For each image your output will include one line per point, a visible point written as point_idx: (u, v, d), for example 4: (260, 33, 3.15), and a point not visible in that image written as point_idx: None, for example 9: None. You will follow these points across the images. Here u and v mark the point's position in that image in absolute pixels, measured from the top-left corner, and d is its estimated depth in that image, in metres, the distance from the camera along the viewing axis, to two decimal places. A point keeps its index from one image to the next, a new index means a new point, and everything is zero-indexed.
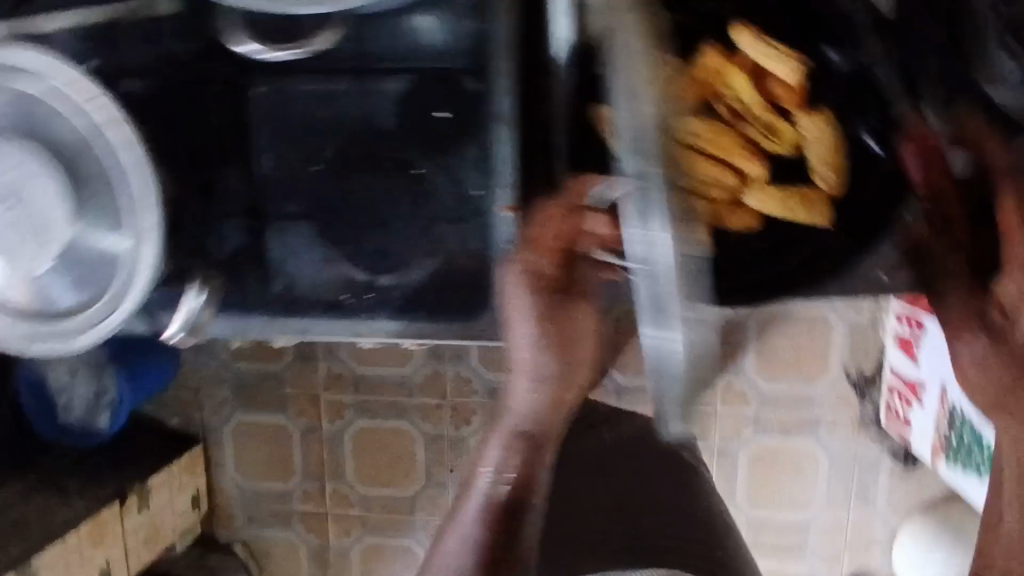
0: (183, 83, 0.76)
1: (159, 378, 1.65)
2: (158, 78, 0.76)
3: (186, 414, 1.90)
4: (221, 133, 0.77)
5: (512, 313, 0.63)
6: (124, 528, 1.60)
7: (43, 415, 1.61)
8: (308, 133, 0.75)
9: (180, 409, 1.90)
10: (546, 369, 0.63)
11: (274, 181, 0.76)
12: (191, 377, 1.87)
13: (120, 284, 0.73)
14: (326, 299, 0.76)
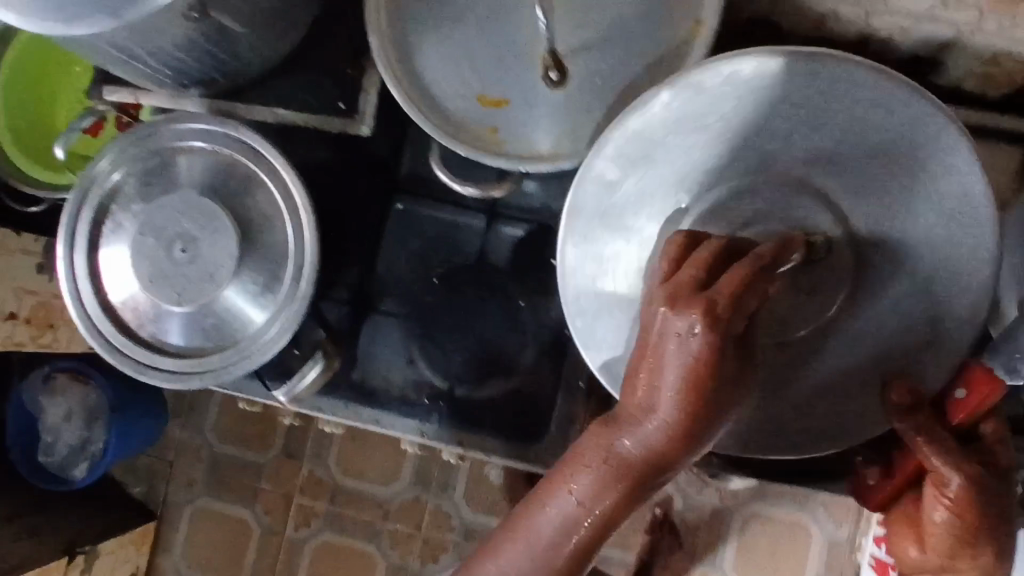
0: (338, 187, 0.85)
1: (145, 436, 1.44)
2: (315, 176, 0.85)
3: (153, 485, 1.54)
4: (352, 227, 0.84)
5: (659, 359, 0.45)
6: None
7: (24, 454, 1.36)
8: (426, 256, 0.86)
9: (149, 480, 1.55)
10: (655, 454, 0.44)
11: (386, 284, 0.86)
12: (171, 447, 1.54)
13: (249, 338, 0.69)
14: (405, 398, 0.84)
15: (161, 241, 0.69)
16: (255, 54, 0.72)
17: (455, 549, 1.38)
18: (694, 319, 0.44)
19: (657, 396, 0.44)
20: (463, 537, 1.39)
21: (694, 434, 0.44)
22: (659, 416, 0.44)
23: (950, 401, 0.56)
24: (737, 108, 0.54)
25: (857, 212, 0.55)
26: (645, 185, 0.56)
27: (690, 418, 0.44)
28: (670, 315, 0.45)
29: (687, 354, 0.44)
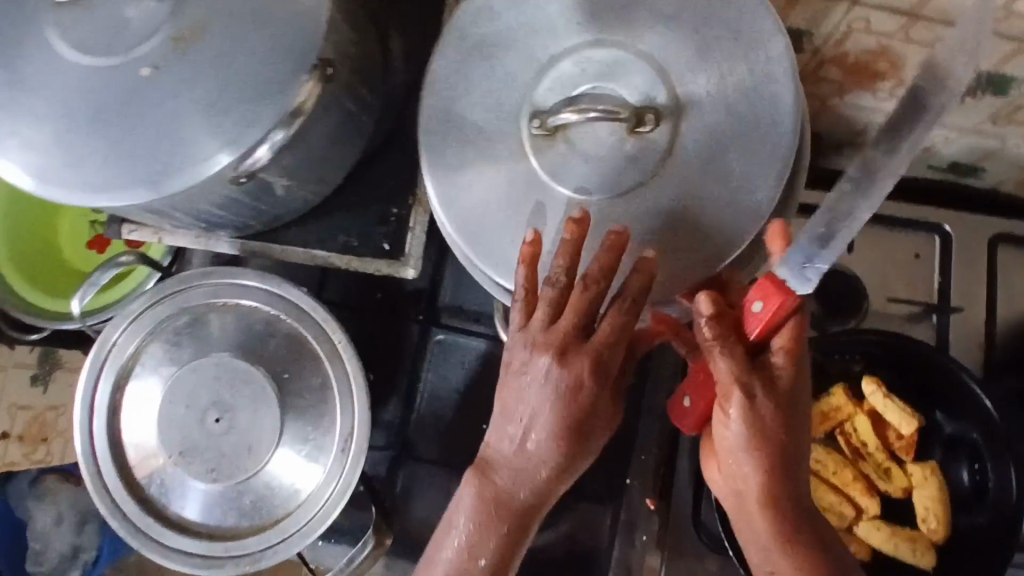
0: (369, 323, 0.81)
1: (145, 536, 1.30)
2: (345, 311, 0.81)
3: None
4: (386, 366, 0.80)
5: (530, 409, 0.53)
6: None
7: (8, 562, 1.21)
8: (464, 393, 0.80)
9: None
10: (526, 491, 0.54)
11: (421, 424, 0.80)
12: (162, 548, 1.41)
13: (292, 513, 0.64)
14: None
15: (194, 412, 0.65)
16: (292, 197, 0.68)
17: None
18: (567, 364, 0.52)
19: (529, 437, 0.53)
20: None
21: (557, 464, 0.53)
22: (525, 444, 0.53)
23: (750, 318, 0.49)
24: (538, 48, 0.60)
25: (693, 124, 0.57)
26: (482, 138, 0.60)
27: (550, 447, 0.53)
28: (539, 359, 0.53)
29: (548, 391, 0.53)
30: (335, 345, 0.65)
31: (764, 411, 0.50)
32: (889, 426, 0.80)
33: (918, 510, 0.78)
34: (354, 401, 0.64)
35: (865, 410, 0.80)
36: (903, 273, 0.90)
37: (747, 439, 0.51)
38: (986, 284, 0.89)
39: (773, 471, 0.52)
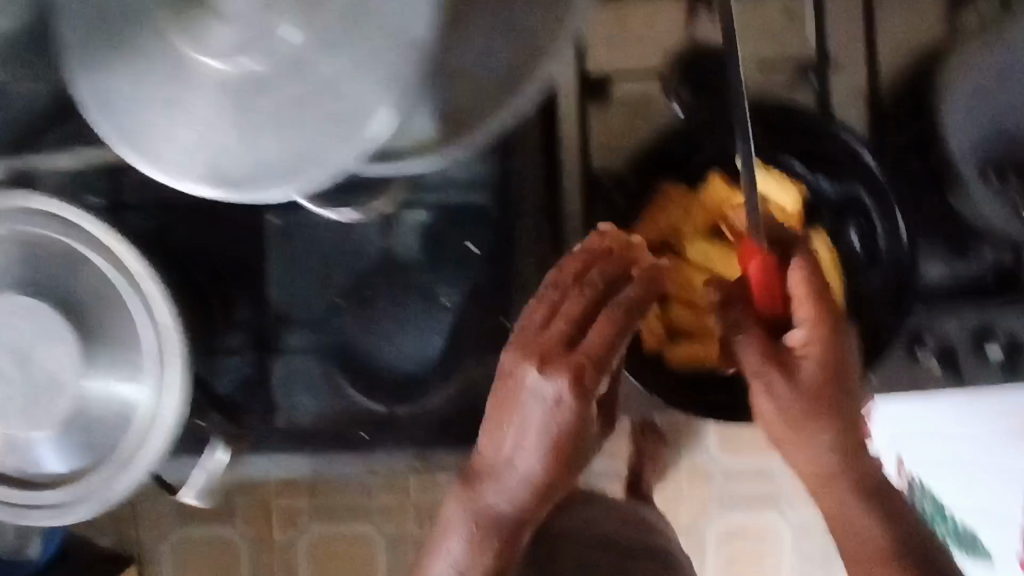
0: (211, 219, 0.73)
1: None
2: (178, 211, 0.73)
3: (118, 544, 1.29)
4: (237, 260, 0.73)
5: (525, 422, 0.49)
6: None
7: None
8: (328, 268, 0.74)
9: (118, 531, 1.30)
10: (521, 513, 0.51)
11: (290, 312, 0.74)
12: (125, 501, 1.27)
13: (128, 441, 0.58)
14: (344, 435, 0.74)
15: None
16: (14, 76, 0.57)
17: None
18: (558, 378, 0.47)
19: (517, 451, 0.49)
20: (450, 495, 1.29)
21: (557, 481, 0.50)
22: (518, 487, 0.50)
23: (766, 284, 0.50)
24: None
25: None
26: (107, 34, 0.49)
27: (554, 475, 0.50)
28: (529, 372, 0.48)
29: (552, 416, 0.48)
30: (122, 254, 0.58)
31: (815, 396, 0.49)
32: (774, 203, 0.73)
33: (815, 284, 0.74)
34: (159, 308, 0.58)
35: (745, 191, 0.73)
36: (770, 27, 0.81)
37: (788, 407, 0.49)
38: (864, 16, 0.80)
39: (819, 438, 0.49)
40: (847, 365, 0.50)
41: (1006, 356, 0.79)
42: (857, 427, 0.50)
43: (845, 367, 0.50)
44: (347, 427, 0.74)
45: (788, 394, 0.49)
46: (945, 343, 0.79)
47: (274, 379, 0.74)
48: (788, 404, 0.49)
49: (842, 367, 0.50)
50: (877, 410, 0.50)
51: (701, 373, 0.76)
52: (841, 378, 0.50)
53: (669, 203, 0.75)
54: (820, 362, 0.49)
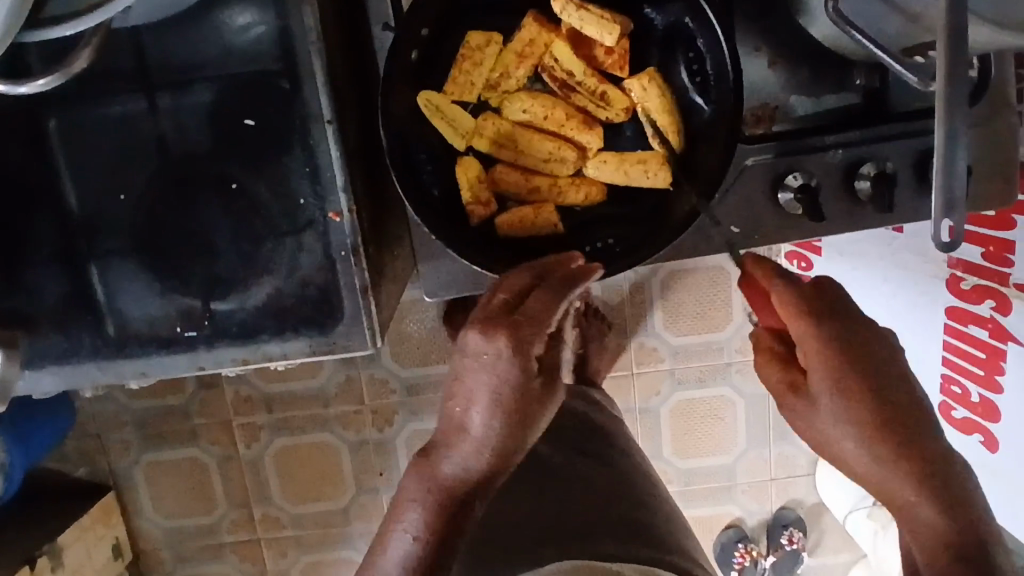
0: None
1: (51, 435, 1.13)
2: None
3: (91, 464, 1.28)
4: (20, 167, 0.67)
5: (470, 390, 0.53)
6: None
7: None
8: (113, 167, 0.67)
9: (87, 459, 1.28)
10: (475, 473, 0.53)
11: (88, 220, 0.68)
12: (86, 424, 1.26)
13: None
14: (161, 336, 0.71)
15: None
16: None
17: (407, 408, 1.24)
18: (497, 340, 0.53)
19: (470, 410, 0.53)
20: (410, 392, 1.24)
21: (506, 442, 0.53)
22: (472, 447, 0.53)
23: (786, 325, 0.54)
24: None
25: None
26: None
27: (502, 439, 0.53)
28: (470, 337, 0.53)
29: (494, 372, 0.52)
30: None
31: (837, 406, 0.48)
32: (595, 45, 0.67)
33: (647, 129, 0.69)
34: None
35: (563, 34, 0.67)
36: None
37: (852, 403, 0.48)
38: None
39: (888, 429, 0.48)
40: (853, 366, 0.49)
41: (872, 187, 0.75)
42: (865, 398, 0.48)
43: (862, 360, 0.49)
44: (175, 327, 0.71)
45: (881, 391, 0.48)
46: (813, 179, 0.75)
47: (97, 282, 0.70)
48: (854, 394, 0.48)
49: (858, 361, 0.49)
50: (879, 379, 0.49)
51: (535, 239, 0.72)
52: (882, 354, 0.50)
53: (481, 54, 0.67)
54: (826, 370, 0.49)
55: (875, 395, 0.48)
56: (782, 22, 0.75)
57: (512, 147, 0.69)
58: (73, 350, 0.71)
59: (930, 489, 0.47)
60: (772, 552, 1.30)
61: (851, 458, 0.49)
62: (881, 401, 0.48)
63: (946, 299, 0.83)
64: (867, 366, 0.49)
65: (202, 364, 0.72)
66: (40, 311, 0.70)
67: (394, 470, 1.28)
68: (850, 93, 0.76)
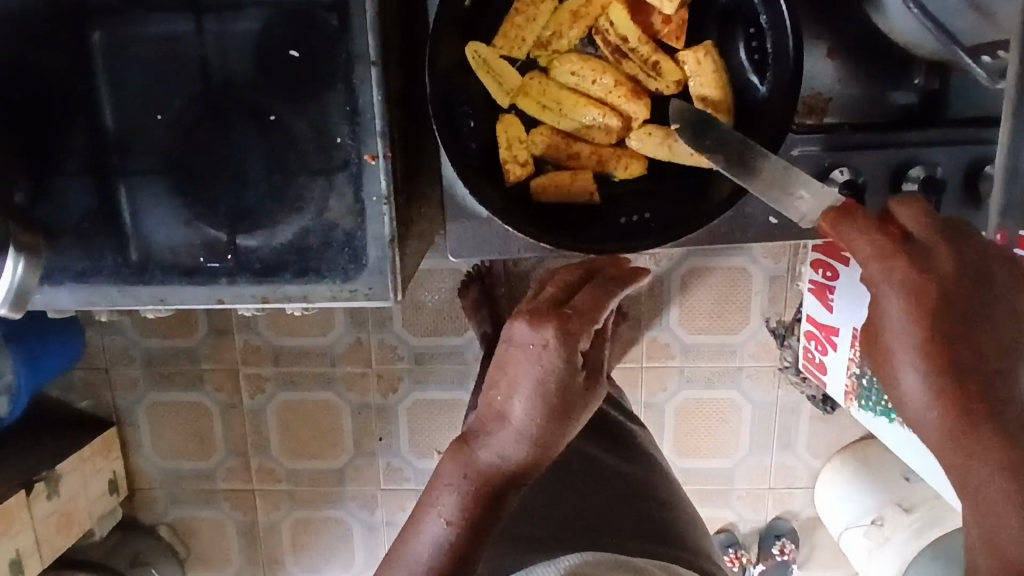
0: (21, 29, 0.65)
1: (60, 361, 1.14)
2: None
3: (96, 396, 1.29)
4: (62, 76, 0.66)
5: (513, 378, 0.52)
6: (31, 527, 1.11)
7: None
8: (151, 87, 0.66)
9: (91, 393, 1.29)
10: (513, 464, 0.52)
11: (122, 136, 0.68)
12: (96, 355, 1.26)
13: None
14: (183, 265, 0.70)
15: None
16: None
17: (414, 375, 1.24)
18: (546, 330, 0.53)
19: (512, 399, 0.52)
20: (417, 360, 1.23)
21: (544, 436, 0.52)
22: (512, 437, 0.52)
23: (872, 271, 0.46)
24: None
25: None
26: None
27: (541, 432, 0.52)
28: (518, 326, 0.53)
29: (540, 363, 0.52)
30: None
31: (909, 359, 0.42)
32: (653, 12, 0.66)
33: (696, 104, 0.67)
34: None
35: None
36: None
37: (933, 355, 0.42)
38: None
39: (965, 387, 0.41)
40: (939, 314, 0.42)
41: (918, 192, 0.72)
42: (947, 353, 0.42)
43: (947, 310, 0.42)
44: (197, 258, 0.70)
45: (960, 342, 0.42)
46: (860, 176, 0.73)
47: (124, 204, 0.69)
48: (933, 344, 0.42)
49: (945, 309, 0.42)
50: (964, 332, 0.42)
51: (568, 205, 0.71)
52: (975, 300, 0.43)
53: (536, 10, 0.65)
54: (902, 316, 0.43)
55: (955, 348, 0.42)
56: (844, 12, 0.72)
57: (555, 109, 0.67)
58: (94, 269, 0.71)
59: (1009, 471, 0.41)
60: (761, 560, 1.30)
61: (916, 407, 0.43)
62: (963, 358, 0.42)
63: None
64: (953, 310, 0.42)
65: (221, 297, 0.71)
66: (64, 228, 0.70)
67: (393, 435, 1.28)
68: (907, 93, 0.73)
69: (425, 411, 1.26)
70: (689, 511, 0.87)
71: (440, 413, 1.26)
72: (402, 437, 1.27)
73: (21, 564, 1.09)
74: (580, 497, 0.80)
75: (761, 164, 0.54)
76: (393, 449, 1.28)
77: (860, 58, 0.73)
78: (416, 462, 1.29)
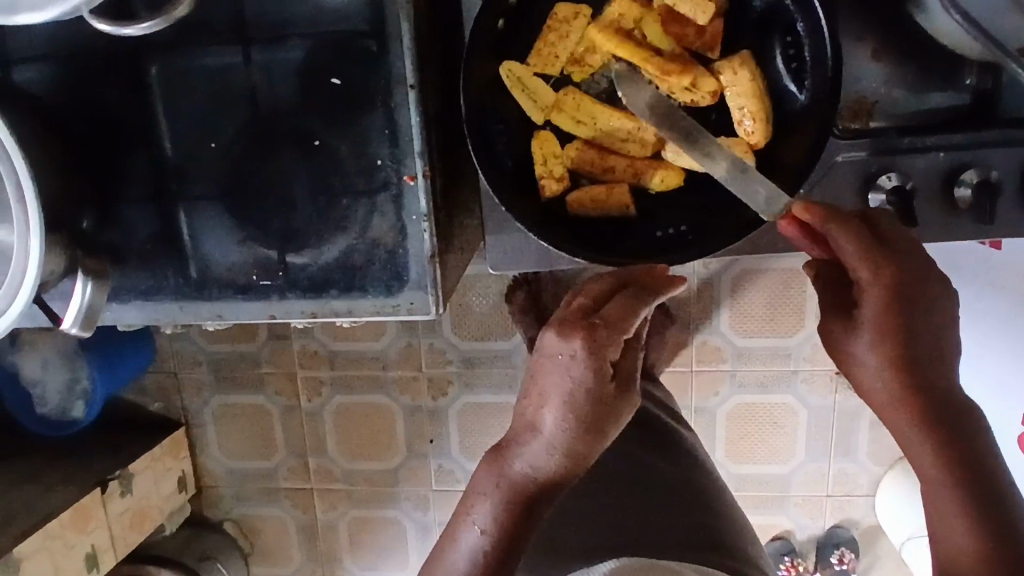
0: (90, 68, 0.70)
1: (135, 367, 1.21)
2: (73, 66, 0.71)
3: (167, 399, 1.36)
4: (127, 108, 0.71)
5: (543, 389, 0.53)
6: (107, 522, 1.19)
7: (23, 408, 1.19)
8: (205, 116, 0.70)
9: (163, 396, 1.36)
10: (548, 473, 0.53)
11: (180, 164, 0.72)
12: (167, 361, 1.34)
13: (8, 276, 0.60)
14: (237, 282, 0.74)
15: None
16: None
17: (463, 379, 1.26)
18: (573, 340, 0.51)
19: (544, 410, 0.52)
20: (466, 364, 1.26)
21: (577, 447, 0.52)
22: (544, 446, 0.52)
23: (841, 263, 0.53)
24: None
25: None
26: None
27: (574, 442, 0.52)
28: (547, 336, 0.52)
29: (569, 373, 0.51)
30: None
31: (879, 353, 0.49)
32: (689, 24, 0.66)
33: (734, 115, 0.66)
34: (7, 152, 0.59)
35: (656, 11, 0.65)
36: None
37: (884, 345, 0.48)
38: None
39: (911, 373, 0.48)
40: (906, 312, 0.48)
41: (973, 196, 0.70)
42: (899, 342, 0.48)
43: (913, 310, 0.48)
44: (251, 275, 0.74)
45: (909, 338, 0.48)
46: (908, 182, 0.71)
47: (183, 226, 0.74)
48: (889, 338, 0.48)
49: (912, 308, 0.48)
50: (917, 324, 0.48)
51: (604, 218, 0.71)
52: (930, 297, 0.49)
53: (569, 26, 0.66)
54: (873, 314, 0.49)
55: (917, 345, 0.48)
56: (890, 11, 0.70)
57: (590, 123, 0.68)
58: (158, 287, 0.75)
59: (951, 450, 0.47)
60: (819, 570, 1.26)
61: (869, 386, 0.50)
62: (917, 351, 0.48)
63: None
64: (909, 302, 0.48)
65: (273, 312, 0.74)
66: (129, 249, 0.75)
67: (443, 438, 1.31)
68: (960, 94, 0.71)
69: (474, 415, 1.28)
70: (739, 520, 0.85)
71: (489, 417, 1.28)
72: (452, 440, 1.30)
73: (97, 559, 1.17)
74: (622, 503, 0.80)
75: (714, 155, 0.61)
76: (443, 452, 1.31)
77: (911, 59, 0.70)
78: (466, 464, 1.31)
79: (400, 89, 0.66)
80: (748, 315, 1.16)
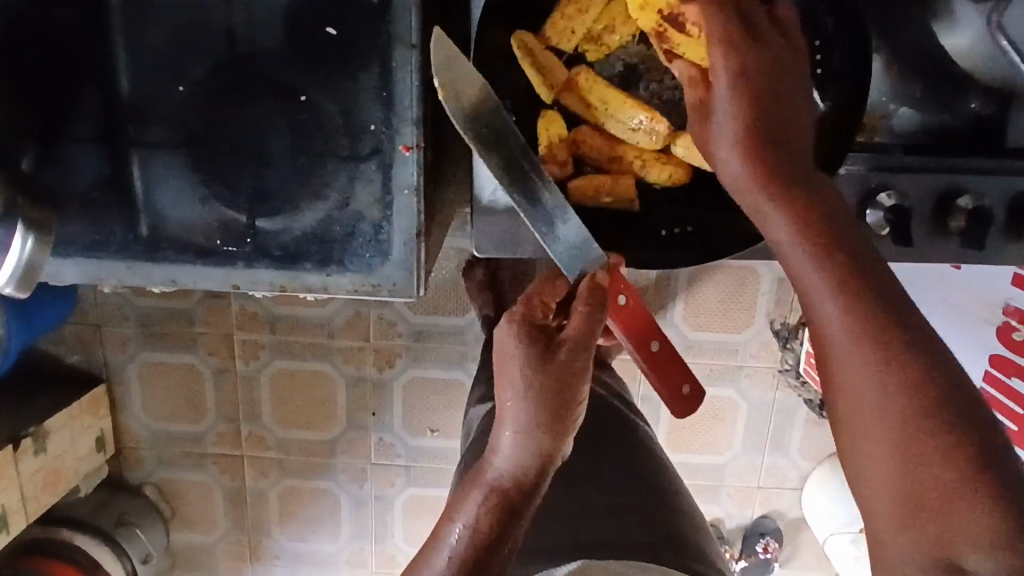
0: None
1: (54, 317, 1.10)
2: None
3: (86, 351, 1.25)
4: (76, 32, 0.62)
5: (502, 378, 0.53)
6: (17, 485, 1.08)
7: None
8: (171, 52, 0.62)
9: (83, 348, 1.25)
10: (523, 459, 0.52)
11: (137, 104, 0.63)
12: (89, 311, 1.22)
13: None
14: (196, 244, 0.67)
15: None
16: None
17: (411, 352, 1.21)
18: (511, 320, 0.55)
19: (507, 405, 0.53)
20: (416, 338, 1.21)
21: (543, 443, 0.52)
22: (509, 434, 0.53)
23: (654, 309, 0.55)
24: None
25: None
26: None
27: (540, 436, 0.52)
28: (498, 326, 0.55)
29: (513, 351, 0.53)
30: None
31: None
32: None
33: None
34: None
35: None
36: None
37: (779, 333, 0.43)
38: None
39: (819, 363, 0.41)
40: None
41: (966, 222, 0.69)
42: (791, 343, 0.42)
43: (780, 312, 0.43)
44: (212, 238, 0.66)
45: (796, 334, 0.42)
46: (905, 201, 0.70)
47: (136, 177, 0.65)
48: None
49: None
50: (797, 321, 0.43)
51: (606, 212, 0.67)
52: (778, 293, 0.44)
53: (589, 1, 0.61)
54: None
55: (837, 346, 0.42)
56: (904, 26, 0.69)
57: (601, 109, 0.64)
58: (101, 242, 0.67)
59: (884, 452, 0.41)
60: (743, 558, 1.29)
61: None
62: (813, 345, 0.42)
63: (993, 345, 0.81)
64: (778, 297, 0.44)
65: (236, 282, 0.67)
66: (68, 195, 0.66)
67: (386, 411, 1.26)
68: (960, 117, 0.71)
69: (419, 389, 1.24)
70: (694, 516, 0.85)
71: (435, 392, 1.24)
72: (395, 413, 1.25)
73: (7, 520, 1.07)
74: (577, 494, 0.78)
75: (526, 173, 0.59)
76: (383, 425, 1.26)
77: (917, 75, 0.70)
78: (406, 438, 1.27)
79: (400, 48, 0.60)
80: (702, 309, 1.15)
